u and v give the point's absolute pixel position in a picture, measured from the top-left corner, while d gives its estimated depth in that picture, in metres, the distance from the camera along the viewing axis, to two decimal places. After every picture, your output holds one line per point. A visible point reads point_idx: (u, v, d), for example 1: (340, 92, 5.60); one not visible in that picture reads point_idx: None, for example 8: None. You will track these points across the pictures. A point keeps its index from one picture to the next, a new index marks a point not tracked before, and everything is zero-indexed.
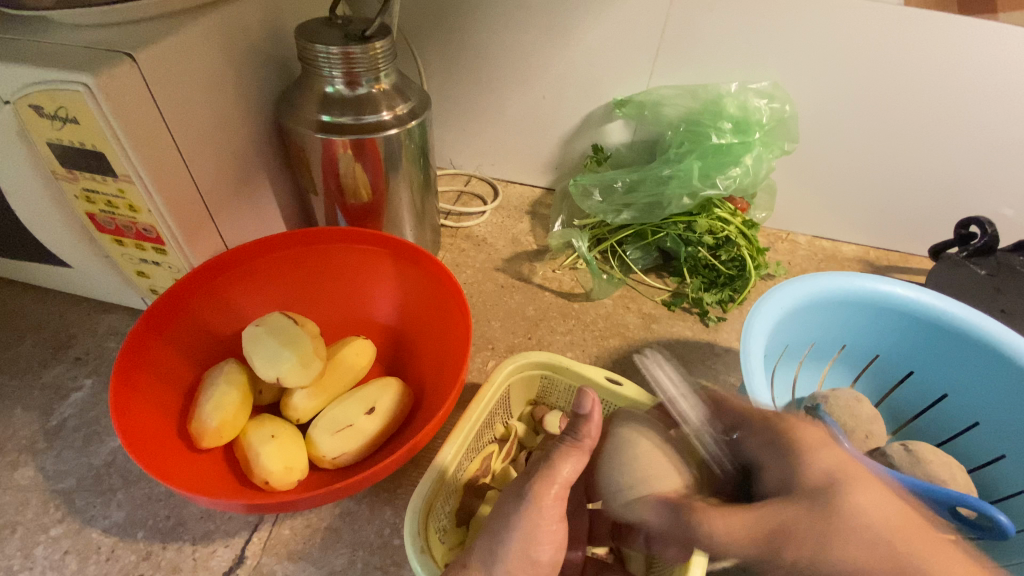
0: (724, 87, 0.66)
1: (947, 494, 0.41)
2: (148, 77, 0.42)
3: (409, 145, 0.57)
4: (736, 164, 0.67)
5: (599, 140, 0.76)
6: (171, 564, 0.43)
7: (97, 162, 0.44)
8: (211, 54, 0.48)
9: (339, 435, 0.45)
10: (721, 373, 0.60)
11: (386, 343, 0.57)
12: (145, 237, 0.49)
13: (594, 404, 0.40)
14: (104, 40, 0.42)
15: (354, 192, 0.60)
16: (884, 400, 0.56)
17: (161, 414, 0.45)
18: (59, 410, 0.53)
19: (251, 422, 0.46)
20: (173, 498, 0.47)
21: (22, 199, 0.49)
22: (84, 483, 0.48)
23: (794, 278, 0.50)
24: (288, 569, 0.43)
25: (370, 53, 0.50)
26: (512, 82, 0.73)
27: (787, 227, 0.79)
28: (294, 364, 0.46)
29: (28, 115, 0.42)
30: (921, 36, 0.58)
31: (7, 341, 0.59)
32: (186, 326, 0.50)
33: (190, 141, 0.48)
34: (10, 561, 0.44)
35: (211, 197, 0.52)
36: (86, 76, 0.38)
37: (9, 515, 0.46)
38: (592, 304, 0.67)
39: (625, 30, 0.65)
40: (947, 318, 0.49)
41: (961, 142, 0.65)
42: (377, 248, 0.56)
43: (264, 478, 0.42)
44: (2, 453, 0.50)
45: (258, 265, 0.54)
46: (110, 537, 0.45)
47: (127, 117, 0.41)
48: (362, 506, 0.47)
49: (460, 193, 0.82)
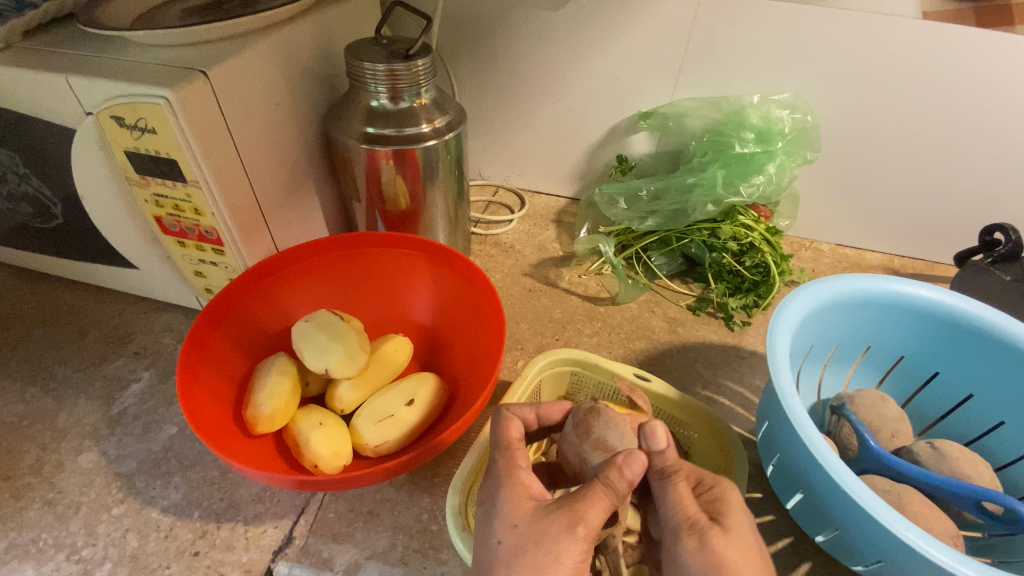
0: (746, 99, 0.69)
1: (966, 487, 0.43)
2: (217, 92, 0.47)
3: (446, 156, 0.61)
4: (759, 172, 0.69)
5: (623, 151, 0.79)
6: (225, 543, 0.46)
7: (169, 169, 0.48)
8: (269, 71, 0.52)
9: (381, 424, 0.47)
10: (747, 376, 0.62)
11: (421, 341, 0.60)
12: (206, 239, 0.54)
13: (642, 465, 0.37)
14: (179, 59, 0.47)
15: (394, 200, 0.64)
16: (909, 402, 0.57)
17: (217, 401, 0.49)
18: (120, 399, 0.57)
19: (300, 411, 0.49)
20: (226, 482, 0.50)
21: (98, 204, 0.53)
22: (144, 466, 0.51)
23: (817, 279, 0.51)
24: (334, 548, 0.46)
25: (413, 70, 0.54)
26: (540, 97, 0.76)
27: (811, 235, 0.81)
28: (340, 356, 0.49)
29: (109, 125, 0.47)
30: (939, 47, 0.60)
31: (70, 337, 0.63)
32: (240, 321, 0.54)
33: (250, 151, 0.52)
34: (74, 537, 0.46)
35: (265, 202, 0.56)
36: (166, 90, 0.43)
37: (74, 495, 0.49)
38: (617, 307, 0.70)
39: (648, 46, 0.68)
40: (971, 320, 0.50)
41: (985, 150, 0.66)
42: (414, 251, 0.59)
43: (313, 461, 0.44)
44: (67, 438, 0.54)
45: (305, 266, 0.58)
46: (168, 516, 0.48)
47: (199, 127, 0.46)
48: (402, 494, 0.49)
49: (489, 203, 0.86)
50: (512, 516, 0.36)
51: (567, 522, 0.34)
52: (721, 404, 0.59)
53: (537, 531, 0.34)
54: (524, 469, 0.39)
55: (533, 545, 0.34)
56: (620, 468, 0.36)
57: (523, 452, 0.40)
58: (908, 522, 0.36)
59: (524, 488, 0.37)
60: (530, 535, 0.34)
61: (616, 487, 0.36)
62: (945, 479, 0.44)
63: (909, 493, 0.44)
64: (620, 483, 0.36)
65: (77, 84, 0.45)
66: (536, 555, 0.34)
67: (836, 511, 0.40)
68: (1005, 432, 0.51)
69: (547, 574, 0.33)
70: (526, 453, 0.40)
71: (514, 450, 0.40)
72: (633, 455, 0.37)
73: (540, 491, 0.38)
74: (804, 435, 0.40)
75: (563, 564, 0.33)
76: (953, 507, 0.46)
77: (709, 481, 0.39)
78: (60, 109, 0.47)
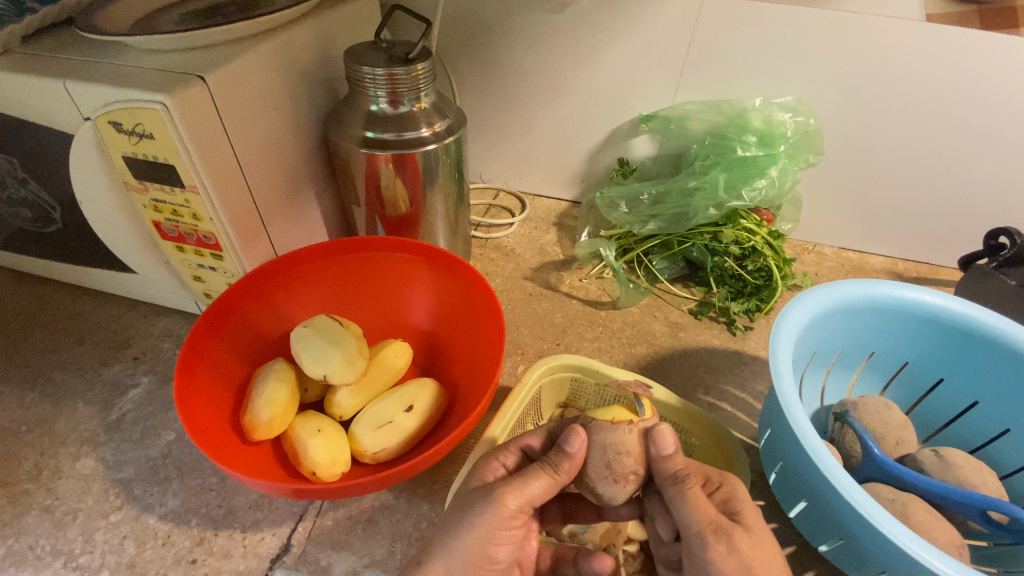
0: (749, 102, 0.68)
1: (971, 496, 0.43)
2: (215, 97, 0.46)
3: (446, 160, 0.61)
4: (761, 176, 0.69)
5: (625, 154, 0.78)
6: (222, 550, 0.46)
7: (167, 174, 0.48)
8: (268, 76, 0.52)
9: (380, 431, 0.47)
10: (749, 381, 0.61)
11: (421, 346, 0.60)
12: (204, 244, 0.53)
13: (582, 445, 0.38)
14: (177, 64, 0.47)
15: (393, 204, 0.63)
16: (914, 408, 0.56)
17: (215, 408, 0.48)
18: (119, 405, 0.57)
19: (298, 418, 0.48)
20: (224, 489, 0.50)
21: (97, 210, 0.53)
22: (141, 472, 0.51)
23: (820, 285, 0.50)
24: (332, 557, 0.46)
25: (413, 74, 0.54)
26: (540, 100, 0.76)
27: (814, 239, 0.80)
28: (340, 362, 0.49)
29: (106, 130, 0.46)
30: (943, 50, 0.60)
31: (69, 341, 0.63)
32: (238, 327, 0.53)
33: (249, 155, 0.52)
34: (71, 544, 0.46)
35: (264, 207, 0.56)
36: (163, 96, 0.43)
37: (71, 501, 0.49)
38: (618, 312, 0.69)
39: (649, 48, 0.67)
40: (976, 326, 0.49)
41: (989, 153, 0.66)
42: (414, 256, 0.59)
43: (311, 469, 0.44)
44: (65, 444, 0.53)
45: (303, 271, 0.57)
46: (166, 523, 0.48)
47: (196, 132, 0.45)
48: (400, 501, 0.49)
49: (489, 206, 0.85)
50: (461, 486, 0.40)
51: (488, 492, 0.38)
52: (722, 410, 0.58)
53: (467, 500, 0.38)
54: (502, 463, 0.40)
55: (462, 508, 0.38)
56: (560, 447, 0.38)
57: (512, 450, 0.41)
58: (912, 534, 0.36)
59: (489, 470, 0.40)
60: (462, 502, 0.38)
61: (553, 465, 0.39)
62: (949, 487, 0.44)
63: (914, 502, 0.43)
64: (560, 461, 0.39)
65: (74, 89, 0.45)
66: (463, 518, 0.37)
67: (841, 522, 0.39)
68: (1011, 439, 0.50)
69: (469, 534, 0.36)
70: (515, 457, 0.41)
71: (506, 451, 0.41)
72: (573, 434, 0.38)
73: (502, 477, 0.40)
74: (807, 444, 0.39)
75: (485, 525, 0.37)
76: (958, 516, 0.45)
77: (716, 478, 0.39)
78: (59, 115, 0.47)
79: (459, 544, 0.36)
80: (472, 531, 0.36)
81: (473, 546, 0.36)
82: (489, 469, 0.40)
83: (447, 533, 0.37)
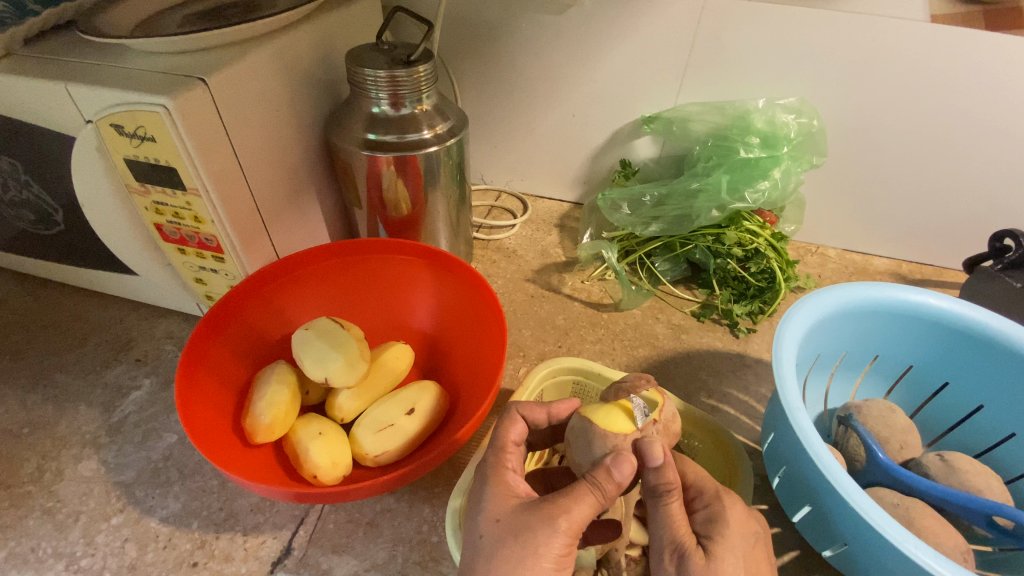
0: (752, 103, 0.68)
1: (976, 501, 0.42)
2: (217, 100, 0.46)
3: (447, 162, 0.60)
4: (764, 177, 0.68)
5: (627, 155, 0.78)
6: (223, 553, 0.46)
7: (169, 176, 0.48)
8: (270, 79, 0.52)
9: (381, 434, 0.47)
10: (751, 384, 0.61)
11: (422, 348, 0.60)
12: (206, 246, 0.53)
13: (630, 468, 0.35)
14: (179, 66, 0.47)
15: (395, 206, 0.63)
16: (918, 411, 0.56)
17: (216, 411, 0.48)
18: (120, 407, 0.57)
19: (299, 421, 0.48)
20: (225, 491, 0.50)
21: (99, 212, 0.53)
22: (143, 475, 0.51)
23: (823, 288, 0.50)
24: (333, 560, 0.46)
25: (414, 76, 0.53)
26: (542, 102, 0.76)
27: (817, 240, 0.80)
28: (340, 364, 0.49)
29: (108, 133, 0.46)
30: (947, 51, 0.59)
31: (71, 343, 0.63)
32: (239, 329, 0.53)
33: (250, 157, 0.52)
34: (73, 547, 0.46)
35: (265, 209, 0.56)
36: (165, 99, 0.43)
37: (73, 504, 0.49)
38: (620, 314, 0.69)
39: (651, 49, 0.67)
40: (981, 329, 0.49)
41: (994, 155, 0.65)
42: (415, 258, 0.59)
43: (312, 472, 0.44)
44: (67, 446, 0.53)
45: (304, 273, 0.57)
46: (167, 526, 0.48)
47: (197, 135, 0.45)
48: (401, 504, 0.49)
49: (491, 208, 0.85)
50: (496, 509, 0.36)
51: (543, 515, 0.34)
52: (726, 413, 0.58)
53: (516, 525, 0.34)
54: (512, 470, 0.39)
55: (514, 537, 0.34)
56: (608, 469, 0.35)
57: (514, 454, 0.40)
58: (916, 540, 0.35)
59: (511, 486, 0.38)
60: (511, 527, 0.34)
61: (602, 486, 0.35)
62: (954, 492, 0.43)
63: (919, 507, 0.43)
64: (607, 482, 0.35)
65: (76, 92, 0.45)
66: (515, 547, 0.33)
67: (844, 527, 0.39)
68: (1015, 444, 0.50)
69: (528, 564, 0.33)
70: (516, 455, 0.40)
71: (507, 453, 0.40)
72: (622, 456, 0.36)
73: (526, 490, 0.38)
74: (810, 448, 0.39)
75: (546, 553, 0.33)
76: (962, 521, 0.45)
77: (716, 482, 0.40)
78: (61, 118, 0.47)
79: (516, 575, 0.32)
80: (530, 559, 0.33)
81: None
82: (512, 484, 0.38)
83: (499, 562, 0.33)
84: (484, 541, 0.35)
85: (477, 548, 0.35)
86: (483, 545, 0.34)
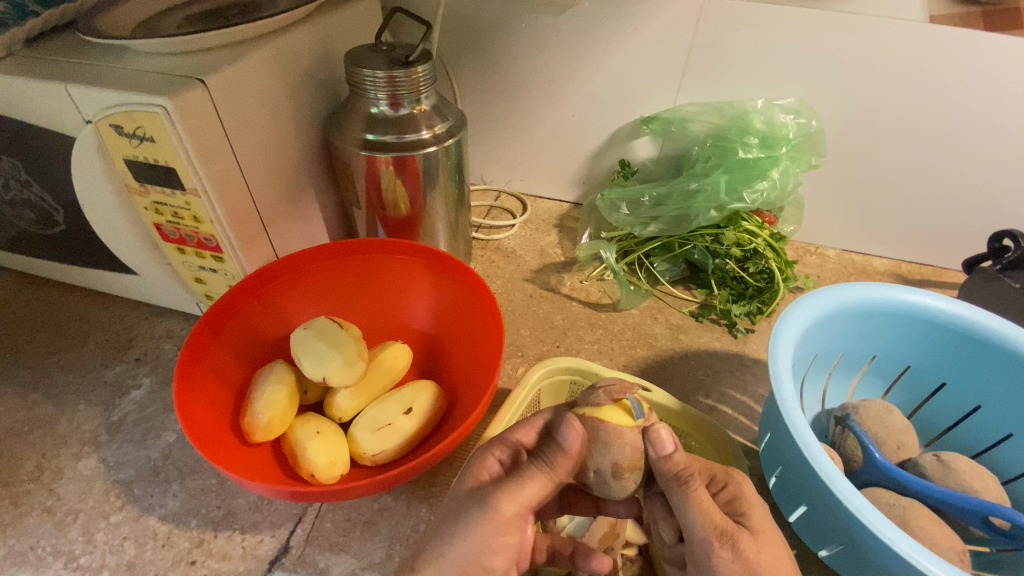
0: (751, 103, 0.68)
1: (974, 502, 0.42)
2: (216, 100, 0.47)
3: (446, 162, 0.61)
4: (763, 177, 0.68)
5: (626, 156, 0.78)
6: (221, 551, 0.46)
7: (168, 176, 0.48)
8: (269, 79, 0.52)
9: (378, 433, 0.47)
10: (750, 384, 0.61)
11: (421, 348, 0.60)
12: (205, 246, 0.54)
13: (577, 438, 0.37)
14: (178, 67, 0.47)
15: (394, 206, 0.63)
16: (915, 412, 0.56)
17: (215, 410, 0.48)
18: (120, 406, 0.57)
19: (297, 420, 0.48)
20: (224, 490, 0.50)
21: (98, 212, 0.53)
22: (142, 473, 0.51)
23: (821, 288, 0.50)
24: (331, 559, 0.46)
25: (412, 76, 0.54)
26: (542, 102, 0.76)
27: (816, 241, 0.80)
28: (338, 364, 0.49)
29: (108, 133, 0.47)
30: (946, 51, 0.59)
31: (72, 343, 0.64)
32: (238, 329, 0.53)
33: (249, 157, 0.52)
34: (72, 545, 0.46)
35: (265, 209, 0.56)
36: (164, 99, 0.43)
37: (72, 502, 0.49)
38: (619, 314, 0.69)
39: (650, 50, 0.67)
40: (979, 330, 0.49)
41: (994, 155, 0.65)
42: (414, 257, 0.59)
43: (310, 471, 0.44)
44: (67, 445, 0.54)
45: (303, 273, 0.58)
46: (166, 524, 0.48)
47: (196, 135, 0.46)
48: (399, 503, 0.49)
49: (490, 208, 0.85)
50: (455, 489, 0.38)
51: (482, 495, 0.36)
52: (723, 413, 0.58)
53: (459, 504, 0.36)
54: (495, 457, 0.39)
55: (456, 513, 0.36)
56: (553, 444, 0.37)
57: (509, 448, 0.40)
58: (912, 541, 0.35)
59: (482, 465, 0.39)
60: (456, 506, 0.37)
61: (546, 463, 0.37)
62: (951, 492, 0.43)
63: (915, 508, 0.43)
64: (553, 457, 0.37)
65: (76, 93, 0.45)
66: (454, 521, 0.36)
67: (841, 528, 0.39)
68: (1013, 444, 0.50)
69: (467, 538, 0.35)
70: (512, 450, 0.40)
71: (500, 446, 0.39)
72: (568, 427, 0.37)
73: (497, 470, 0.39)
74: (807, 449, 0.39)
75: (483, 532, 0.35)
76: (959, 522, 0.45)
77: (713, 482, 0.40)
78: (61, 118, 0.48)
79: (455, 546, 0.35)
80: (469, 534, 0.35)
81: (478, 549, 0.35)
82: (484, 466, 0.38)
83: (440, 538, 0.35)
84: (439, 516, 0.37)
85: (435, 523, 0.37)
86: (437, 519, 0.37)
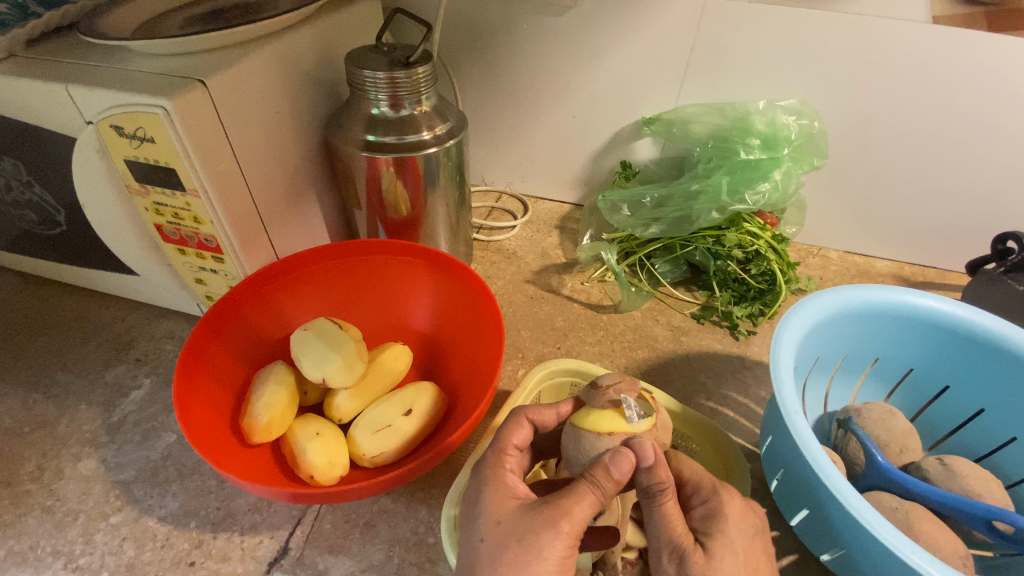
0: (752, 104, 0.68)
1: (977, 506, 0.42)
2: (216, 101, 0.47)
3: (446, 163, 0.61)
4: (764, 179, 0.68)
5: (628, 157, 0.78)
6: (220, 553, 0.46)
7: (168, 177, 0.48)
8: (269, 80, 0.52)
9: (378, 434, 0.47)
10: (751, 387, 0.61)
11: (421, 349, 0.60)
12: (205, 247, 0.54)
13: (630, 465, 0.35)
14: (179, 67, 0.47)
15: (394, 207, 0.63)
16: (918, 415, 0.55)
17: (214, 411, 0.48)
18: (120, 406, 0.57)
19: (297, 421, 0.48)
20: (223, 491, 0.50)
21: (99, 212, 0.53)
22: (142, 474, 0.51)
23: (823, 290, 0.50)
24: (330, 560, 0.46)
25: (413, 78, 0.54)
26: (543, 103, 0.76)
27: (819, 242, 0.79)
28: (338, 365, 0.49)
29: (108, 134, 0.47)
30: (949, 52, 0.59)
31: (73, 343, 0.64)
32: (238, 329, 0.53)
33: (249, 157, 0.52)
34: (72, 546, 0.46)
35: (265, 210, 0.56)
36: (164, 100, 0.43)
37: (72, 502, 0.49)
38: (620, 315, 0.69)
39: (652, 51, 0.67)
40: (982, 332, 0.49)
41: (997, 157, 0.65)
42: (414, 258, 0.59)
43: (309, 472, 0.44)
44: (67, 445, 0.54)
45: (304, 273, 0.58)
46: (165, 525, 0.48)
47: (196, 135, 0.45)
48: (398, 505, 0.49)
49: (491, 209, 0.85)
50: (496, 512, 0.36)
51: (544, 518, 0.34)
52: (724, 416, 0.58)
53: (518, 529, 0.34)
54: (511, 471, 0.39)
55: (516, 540, 0.34)
56: (606, 467, 0.35)
57: (515, 456, 0.40)
58: (913, 546, 0.35)
59: (510, 487, 0.38)
60: (510, 531, 0.34)
61: (602, 486, 0.35)
62: (954, 496, 0.43)
63: (917, 512, 0.42)
64: (605, 480, 0.35)
65: (76, 94, 0.45)
66: (517, 549, 0.33)
67: (842, 531, 0.38)
68: (1017, 448, 0.49)
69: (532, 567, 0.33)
70: (516, 458, 0.40)
71: (508, 456, 0.40)
72: (620, 454, 0.35)
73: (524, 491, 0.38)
74: (807, 452, 0.39)
75: (548, 556, 0.33)
76: (962, 526, 0.45)
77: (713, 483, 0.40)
78: (61, 119, 0.48)
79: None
80: (533, 563, 0.33)
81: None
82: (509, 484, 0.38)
83: (499, 564, 0.33)
84: (485, 542, 0.34)
85: (476, 549, 0.35)
86: (484, 548, 0.34)
